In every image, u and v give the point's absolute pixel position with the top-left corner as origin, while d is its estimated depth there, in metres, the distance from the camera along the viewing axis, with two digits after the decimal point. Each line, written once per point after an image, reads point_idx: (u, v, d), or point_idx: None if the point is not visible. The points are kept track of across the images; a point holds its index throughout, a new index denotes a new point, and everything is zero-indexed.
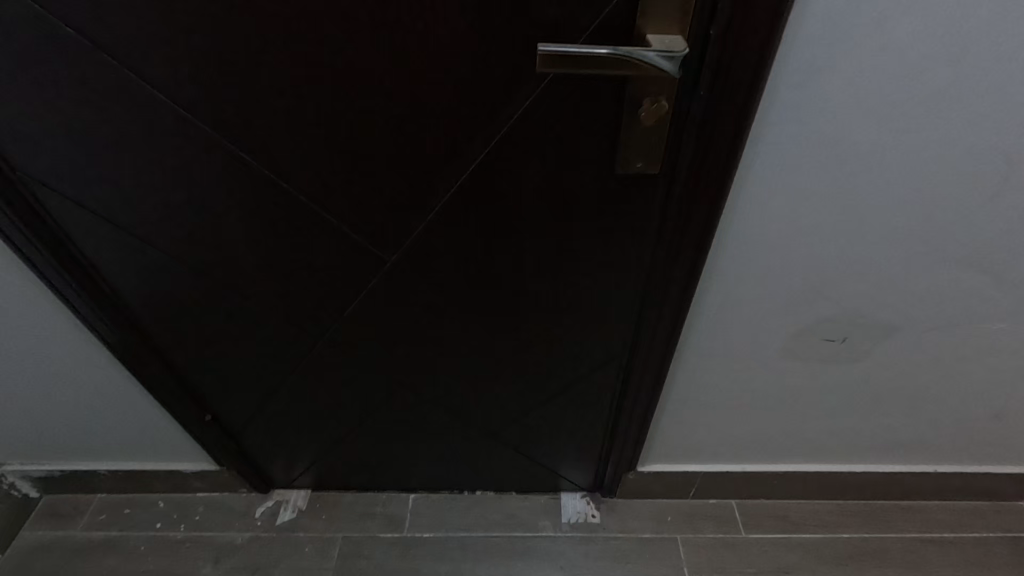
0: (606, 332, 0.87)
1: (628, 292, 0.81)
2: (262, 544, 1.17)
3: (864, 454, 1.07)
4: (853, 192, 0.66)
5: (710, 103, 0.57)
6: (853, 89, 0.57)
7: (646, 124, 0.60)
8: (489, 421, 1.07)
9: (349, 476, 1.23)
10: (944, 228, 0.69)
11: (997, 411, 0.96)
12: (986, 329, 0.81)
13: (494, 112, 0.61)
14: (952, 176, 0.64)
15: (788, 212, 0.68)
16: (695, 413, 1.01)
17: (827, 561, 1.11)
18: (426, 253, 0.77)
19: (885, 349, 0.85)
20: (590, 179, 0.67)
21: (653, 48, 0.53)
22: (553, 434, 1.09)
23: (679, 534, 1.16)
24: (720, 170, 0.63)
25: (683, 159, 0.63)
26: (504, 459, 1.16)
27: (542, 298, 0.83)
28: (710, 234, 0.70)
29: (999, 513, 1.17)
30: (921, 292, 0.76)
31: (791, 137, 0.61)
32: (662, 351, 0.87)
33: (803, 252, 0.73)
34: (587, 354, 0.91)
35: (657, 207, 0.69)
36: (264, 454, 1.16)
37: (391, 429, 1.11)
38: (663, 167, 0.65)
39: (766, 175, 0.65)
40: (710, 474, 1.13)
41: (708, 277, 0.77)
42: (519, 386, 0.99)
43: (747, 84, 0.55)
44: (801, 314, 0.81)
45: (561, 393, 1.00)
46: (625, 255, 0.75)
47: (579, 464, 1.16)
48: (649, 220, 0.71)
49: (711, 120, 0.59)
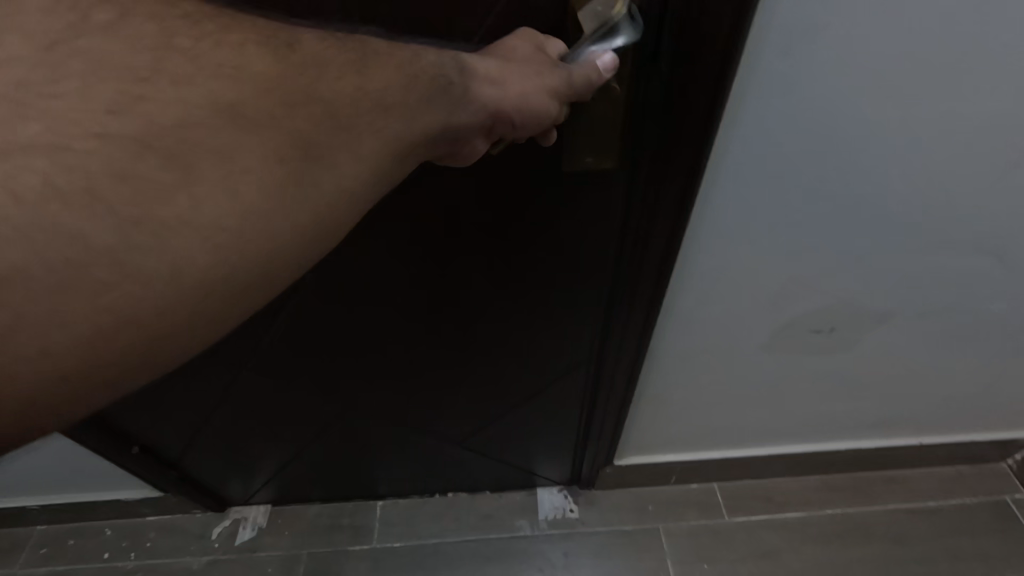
0: (574, 334, 0.79)
1: (592, 295, 0.72)
2: (222, 567, 1.10)
3: (852, 433, 1.02)
4: (851, 170, 0.56)
5: (671, 87, 0.47)
6: (851, 58, 0.47)
7: (595, 113, 0.50)
8: (454, 427, 0.99)
9: (309, 489, 1.15)
10: (946, 209, 0.60)
11: (991, 387, 0.89)
12: (984, 310, 0.73)
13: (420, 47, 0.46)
14: (966, 147, 0.54)
15: (770, 202, 0.59)
16: (673, 408, 0.94)
17: (810, 539, 1.08)
18: (359, 263, 0.66)
19: (875, 336, 0.77)
20: (535, 174, 0.56)
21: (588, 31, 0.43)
22: (525, 436, 1.01)
23: (661, 524, 1.11)
24: (691, 162, 0.53)
25: (643, 153, 0.53)
26: (474, 461, 1.09)
27: (496, 305, 0.73)
28: (684, 229, 0.60)
29: (981, 476, 1.15)
30: (923, 274, 0.68)
31: (774, 119, 0.51)
32: (635, 351, 0.79)
33: (787, 242, 0.64)
34: (556, 357, 0.83)
35: (619, 205, 0.59)
36: (211, 475, 1.07)
37: (347, 441, 1.03)
38: (623, 160, 0.54)
39: (743, 165, 0.55)
40: (690, 462, 1.08)
41: (681, 276, 0.68)
42: (480, 393, 0.91)
43: (716, 64, 0.45)
44: (785, 307, 0.72)
45: (530, 396, 0.91)
46: (587, 258, 0.66)
47: (554, 462, 1.09)
48: (612, 217, 0.60)
49: (678, 103, 0.48)
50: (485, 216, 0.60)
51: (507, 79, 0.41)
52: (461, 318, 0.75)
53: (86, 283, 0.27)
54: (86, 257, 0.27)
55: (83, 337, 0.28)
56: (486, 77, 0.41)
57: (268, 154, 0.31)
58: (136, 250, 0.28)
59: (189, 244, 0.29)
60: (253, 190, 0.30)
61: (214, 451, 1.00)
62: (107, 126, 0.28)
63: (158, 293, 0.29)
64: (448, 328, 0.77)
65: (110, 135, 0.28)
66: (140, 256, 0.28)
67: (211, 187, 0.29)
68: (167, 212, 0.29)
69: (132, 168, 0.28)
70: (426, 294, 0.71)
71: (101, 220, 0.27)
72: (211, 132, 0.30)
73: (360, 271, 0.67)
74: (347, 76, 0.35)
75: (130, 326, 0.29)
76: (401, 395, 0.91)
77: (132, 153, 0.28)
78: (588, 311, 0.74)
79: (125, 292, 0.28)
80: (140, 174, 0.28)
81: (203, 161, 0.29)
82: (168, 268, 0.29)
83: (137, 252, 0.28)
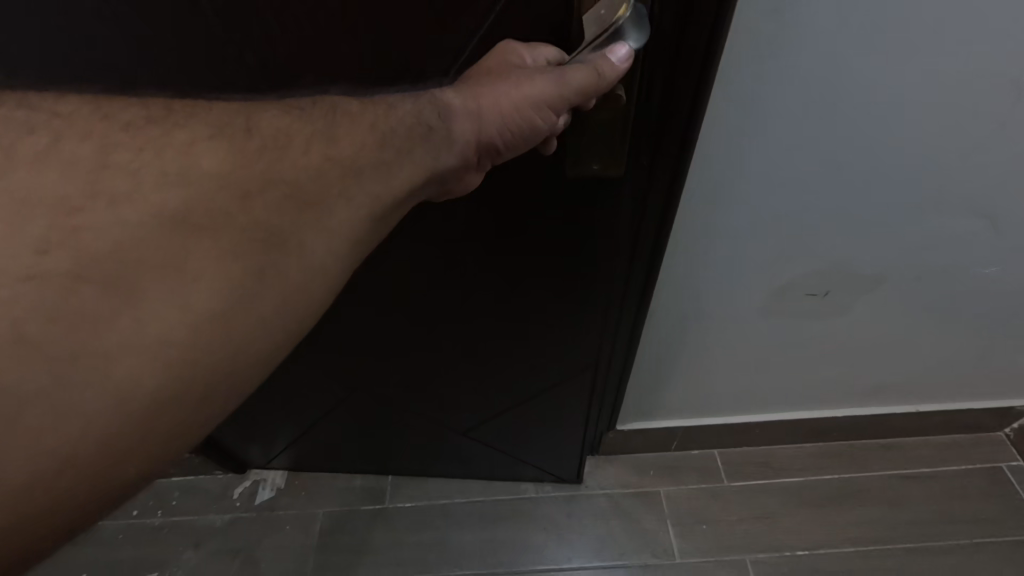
0: (579, 335, 0.79)
1: (595, 304, 0.74)
2: (244, 524, 1.16)
3: (847, 399, 1.05)
4: (835, 141, 0.58)
5: (662, 87, 0.51)
6: (840, 21, 0.48)
7: (597, 121, 0.52)
8: (460, 418, 1.01)
9: (323, 461, 1.19)
10: (940, 169, 0.61)
11: (985, 353, 0.91)
12: (977, 274, 0.75)
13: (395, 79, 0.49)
14: (948, 112, 0.56)
15: (763, 168, 0.61)
16: (672, 376, 0.97)
17: (806, 503, 1.12)
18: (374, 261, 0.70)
19: (872, 300, 0.79)
20: (535, 171, 0.58)
21: (585, 41, 0.44)
22: (529, 433, 1.03)
23: (662, 488, 1.15)
24: (676, 155, 0.56)
25: (641, 155, 0.56)
26: (483, 454, 1.10)
27: (501, 309, 0.76)
28: (670, 221, 0.63)
29: (978, 444, 1.17)
30: (917, 238, 0.70)
31: (764, 89, 0.53)
32: (631, 338, 0.82)
33: (781, 207, 0.66)
34: (560, 360, 0.84)
35: (621, 214, 0.62)
36: (238, 445, 1.14)
37: (359, 422, 1.06)
38: (625, 157, 0.55)
39: (733, 133, 0.58)
40: (690, 428, 1.11)
41: (677, 245, 0.71)
42: (486, 390, 0.93)
43: (700, 62, 0.49)
44: (782, 270, 0.74)
45: (536, 394, 0.92)
46: (590, 267, 0.68)
47: (564, 462, 1.09)
48: (614, 217, 0.62)
49: (666, 96, 0.51)
50: (485, 211, 0.62)
51: (484, 116, 0.45)
52: (464, 313, 0.77)
53: (26, 428, 0.30)
54: (24, 403, 0.30)
55: (27, 480, 0.31)
56: (459, 116, 0.46)
57: (205, 267, 0.35)
58: (72, 388, 0.31)
59: (135, 370, 0.32)
60: (203, 300, 0.34)
61: (242, 424, 1.07)
62: (35, 270, 0.31)
63: (112, 421, 0.32)
64: (452, 322, 0.79)
65: (41, 275, 0.31)
66: (80, 394, 0.31)
67: (155, 309, 0.33)
68: (101, 344, 0.32)
69: (67, 307, 0.31)
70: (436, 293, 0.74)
71: (37, 368, 0.30)
72: (152, 250, 0.33)
73: (369, 259, 0.70)
74: (313, 144, 0.40)
75: (83, 456, 0.32)
76: (409, 384, 0.94)
77: (65, 291, 0.31)
78: (591, 313, 0.76)
79: (69, 427, 0.31)
80: (74, 311, 0.31)
81: (146, 283, 0.33)
82: (114, 397, 0.32)
83: (78, 394, 0.31)
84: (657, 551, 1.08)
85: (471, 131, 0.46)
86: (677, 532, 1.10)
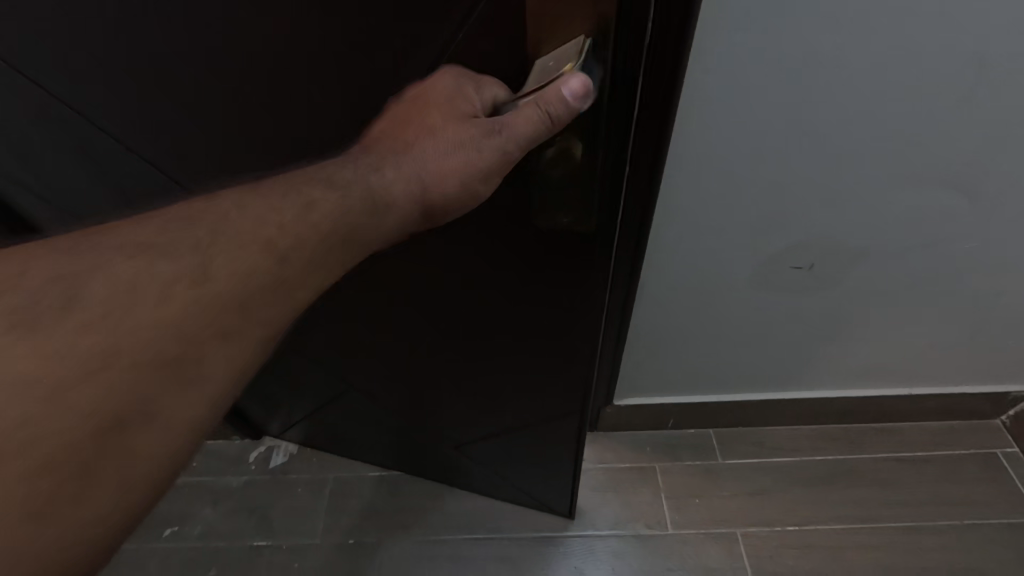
0: (561, 375, 0.76)
1: (574, 351, 0.71)
2: (259, 487, 1.23)
3: (841, 380, 1.07)
4: (811, 116, 0.62)
5: (615, 154, 0.49)
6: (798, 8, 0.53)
7: (555, 176, 0.52)
8: (451, 432, 1.01)
9: (329, 444, 1.24)
10: (912, 143, 0.65)
11: (973, 332, 0.94)
12: (960, 249, 0.78)
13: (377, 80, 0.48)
14: (915, 88, 0.59)
15: (738, 146, 0.66)
16: (666, 351, 1.01)
17: (800, 482, 1.15)
18: (375, 280, 0.73)
19: (858, 273, 0.82)
20: (513, 218, 0.58)
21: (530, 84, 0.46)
22: (521, 461, 1.00)
23: (657, 464, 1.18)
24: (647, 177, 0.63)
25: (605, 217, 0.54)
26: (482, 469, 1.08)
27: (487, 339, 0.75)
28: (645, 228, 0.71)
29: (975, 431, 1.18)
30: (897, 211, 0.73)
31: (732, 75, 0.59)
32: (618, 326, 0.90)
33: (759, 182, 0.70)
34: (544, 396, 0.82)
35: (598, 266, 0.60)
36: (264, 421, 1.24)
37: (357, 419, 1.09)
38: (585, 210, 0.54)
39: (707, 116, 0.63)
40: (686, 405, 1.15)
41: (660, 224, 0.76)
42: (472, 412, 0.93)
43: (662, 110, 0.55)
44: (766, 242, 0.78)
45: (522, 425, 0.90)
46: (571, 314, 0.66)
47: (556, 492, 1.05)
48: (587, 271, 0.60)
49: (643, 131, 0.56)
50: (474, 235, 0.61)
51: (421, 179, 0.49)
52: (453, 337, 0.77)
53: None
54: None
55: None
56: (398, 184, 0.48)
57: (15, 446, 0.30)
58: None
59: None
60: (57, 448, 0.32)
61: (265, 402, 1.16)
62: None
63: None
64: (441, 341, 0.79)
65: None
66: None
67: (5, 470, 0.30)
68: None
69: None
70: (426, 315, 0.75)
71: None
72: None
73: (369, 266, 0.71)
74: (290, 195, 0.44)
75: None
76: (402, 393, 0.95)
77: None
78: (573, 358, 0.73)
79: None
80: None
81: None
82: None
83: None
84: (650, 522, 1.12)
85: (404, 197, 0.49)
86: (671, 505, 1.13)
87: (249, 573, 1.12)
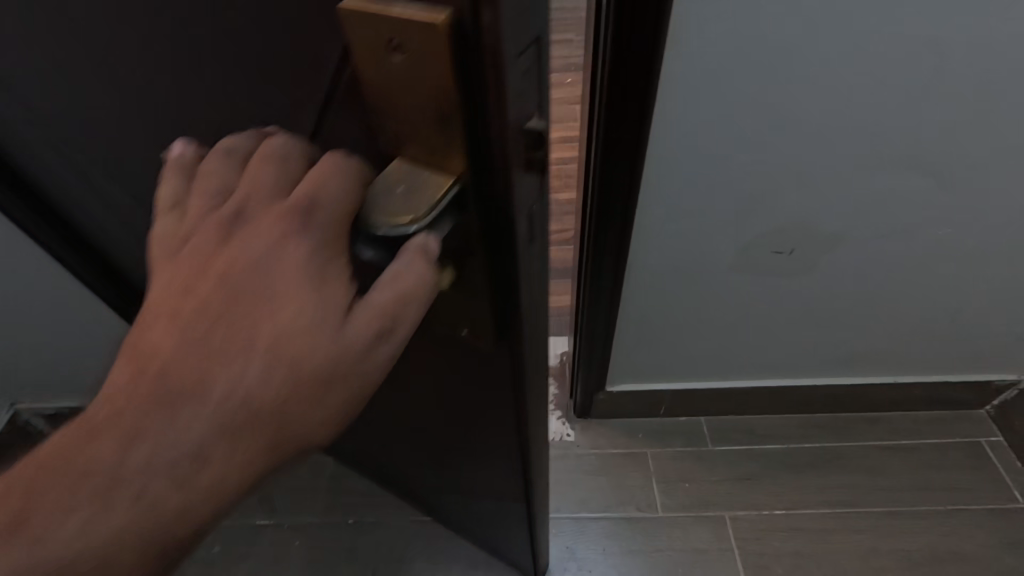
0: (497, 456, 0.65)
1: (505, 446, 0.61)
2: None
3: (828, 367, 1.11)
4: (782, 105, 0.66)
5: (506, 275, 0.36)
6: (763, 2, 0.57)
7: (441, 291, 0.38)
8: (416, 478, 0.95)
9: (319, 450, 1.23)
10: (879, 131, 0.68)
11: (952, 318, 0.97)
12: (932, 235, 0.82)
13: (191, 301, 0.31)
14: (879, 81, 0.63)
15: (714, 135, 0.70)
16: (655, 336, 1.04)
17: (788, 468, 1.17)
18: None
19: (837, 257, 0.86)
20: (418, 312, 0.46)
21: (380, 209, 0.30)
22: (481, 516, 0.92)
23: (649, 450, 1.21)
24: (633, 150, 0.70)
25: (511, 334, 0.41)
26: (451, 513, 1.02)
27: (424, 411, 0.67)
28: (634, 201, 0.76)
29: (960, 420, 1.21)
30: (872, 196, 0.76)
31: (705, 67, 0.63)
32: (608, 306, 0.95)
33: (735, 168, 0.74)
34: (487, 470, 0.72)
35: (509, 378, 0.48)
36: None
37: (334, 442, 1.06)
38: (481, 324, 0.41)
39: (682, 107, 0.67)
40: (678, 391, 1.18)
41: (643, 210, 0.80)
42: (429, 468, 0.86)
43: (643, 84, 0.62)
44: (746, 227, 0.82)
45: (474, 487, 0.81)
46: (495, 413, 0.56)
47: (523, 551, 0.98)
48: (506, 379, 0.48)
49: (626, 102, 0.64)
50: None
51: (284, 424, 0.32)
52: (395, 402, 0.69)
53: None
54: None
55: None
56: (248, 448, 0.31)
57: None
58: None
59: None
60: None
61: None
62: None
63: None
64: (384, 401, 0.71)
65: None
66: None
67: None
68: None
69: None
70: None
71: None
72: None
73: None
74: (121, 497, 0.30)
75: None
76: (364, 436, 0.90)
77: None
78: (503, 444, 0.61)
79: None
80: None
81: None
82: None
83: None
84: (642, 505, 1.15)
85: (263, 456, 0.32)
86: (662, 488, 1.17)
87: (252, 551, 1.16)
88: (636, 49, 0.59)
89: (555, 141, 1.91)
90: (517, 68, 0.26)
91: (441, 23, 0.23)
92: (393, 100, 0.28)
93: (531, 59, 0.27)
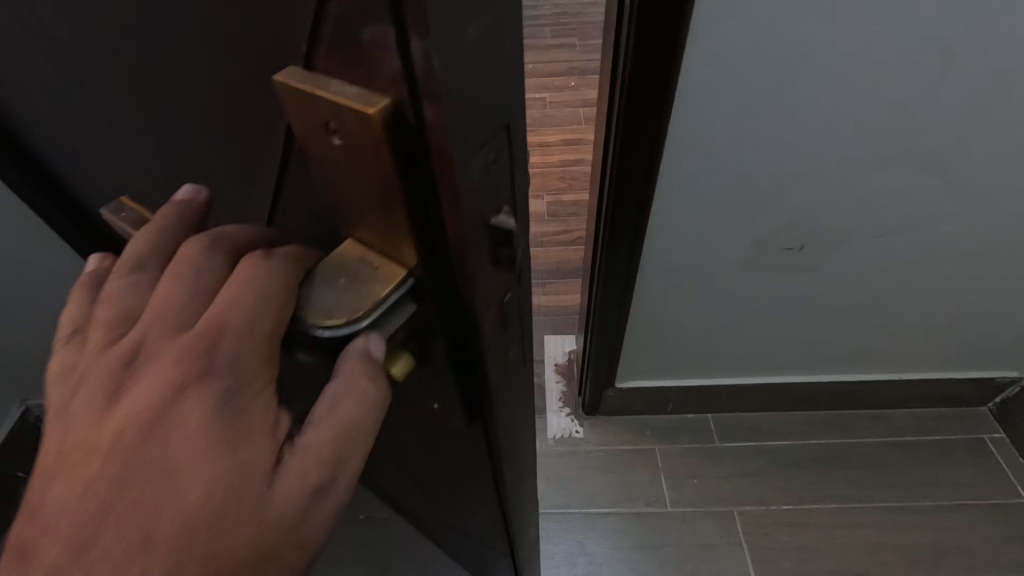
0: (480, 508, 0.63)
1: (485, 503, 0.60)
2: None
3: (833, 364, 1.13)
4: (795, 101, 0.68)
5: (473, 363, 0.33)
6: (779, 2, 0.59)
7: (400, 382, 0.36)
8: (407, 505, 0.93)
9: None
10: (889, 127, 0.70)
11: (955, 315, 0.99)
12: (936, 232, 0.84)
13: (85, 469, 0.26)
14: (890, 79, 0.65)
15: (727, 132, 0.71)
16: (664, 332, 1.06)
17: (794, 464, 1.19)
18: None
19: (844, 254, 0.88)
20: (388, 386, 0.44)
21: (323, 305, 0.26)
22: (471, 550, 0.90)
23: (657, 446, 1.23)
24: (651, 141, 0.71)
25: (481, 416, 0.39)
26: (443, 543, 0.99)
27: (408, 459, 0.65)
28: (650, 193, 0.77)
29: (962, 418, 1.23)
30: (881, 193, 0.78)
31: (721, 65, 0.64)
32: (619, 302, 0.96)
33: (747, 164, 0.75)
34: (472, 516, 0.70)
35: (484, 450, 0.46)
36: None
37: None
38: (453, 407, 0.39)
39: (698, 104, 0.68)
40: (685, 388, 1.19)
41: (657, 206, 0.82)
42: (417, 504, 0.84)
43: (664, 74, 0.63)
44: (757, 222, 0.83)
45: (462, 526, 0.78)
46: (473, 475, 0.54)
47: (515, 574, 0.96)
48: (479, 451, 0.47)
49: (645, 93, 0.66)
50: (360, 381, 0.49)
51: None
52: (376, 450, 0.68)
53: None
54: None
55: None
56: None
57: None
58: None
59: None
60: None
61: None
62: None
63: None
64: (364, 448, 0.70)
65: None
66: None
67: None
68: None
69: None
70: None
71: None
72: None
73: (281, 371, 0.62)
74: None
75: None
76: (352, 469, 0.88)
77: None
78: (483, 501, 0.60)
79: None
80: None
81: None
82: None
83: None
84: (651, 500, 1.16)
85: None
86: (670, 484, 1.18)
87: None
88: (658, 40, 0.60)
89: (559, 144, 1.93)
90: (476, 161, 0.23)
91: (375, 111, 0.20)
92: (336, 183, 0.24)
93: (497, 149, 0.24)
